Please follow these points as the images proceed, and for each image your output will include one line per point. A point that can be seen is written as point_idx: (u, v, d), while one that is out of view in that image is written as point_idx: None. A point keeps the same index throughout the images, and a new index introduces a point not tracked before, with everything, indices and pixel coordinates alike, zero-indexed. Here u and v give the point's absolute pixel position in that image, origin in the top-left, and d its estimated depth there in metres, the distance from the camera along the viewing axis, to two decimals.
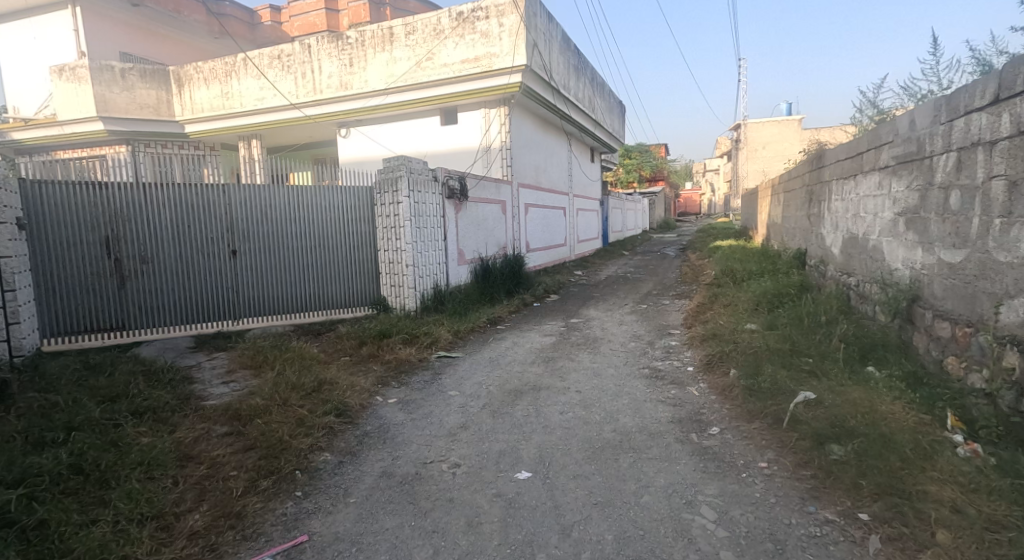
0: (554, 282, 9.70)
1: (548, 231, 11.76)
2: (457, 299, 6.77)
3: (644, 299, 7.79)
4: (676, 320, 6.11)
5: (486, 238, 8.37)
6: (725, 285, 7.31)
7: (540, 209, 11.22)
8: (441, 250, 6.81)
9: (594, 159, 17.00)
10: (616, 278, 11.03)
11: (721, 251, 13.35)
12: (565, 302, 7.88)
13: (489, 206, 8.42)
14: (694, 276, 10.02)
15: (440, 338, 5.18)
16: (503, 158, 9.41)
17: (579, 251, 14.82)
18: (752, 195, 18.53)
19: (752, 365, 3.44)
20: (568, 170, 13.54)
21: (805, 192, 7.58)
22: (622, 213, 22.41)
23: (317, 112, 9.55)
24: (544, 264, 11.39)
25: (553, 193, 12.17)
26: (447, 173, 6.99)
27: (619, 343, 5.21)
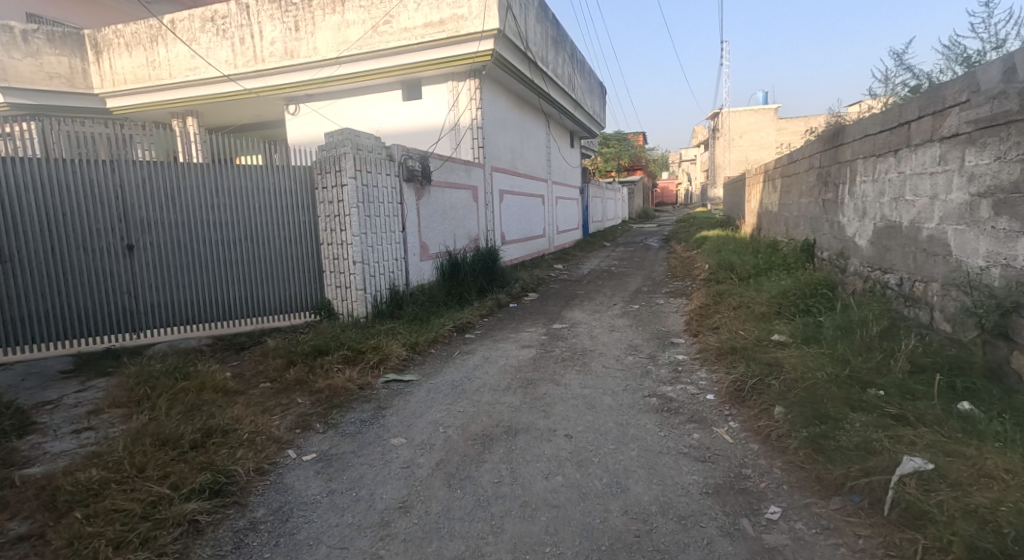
0: (534, 278, 8.72)
1: (526, 221, 10.75)
2: (418, 301, 5.72)
3: (634, 299, 6.85)
4: (675, 325, 5.19)
5: (455, 228, 7.32)
6: (726, 282, 6.43)
7: (516, 197, 10.20)
8: (398, 243, 5.75)
9: (574, 143, 16.00)
10: (600, 273, 10.10)
11: (710, 242, 12.51)
12: (545, 302, 6.89)
13: (457, 192, 7.36)
14: (686, 270, 9.15)
15: (391, 354, 4.14)
16: (474, 138, 8.34)
17: (558, 243, 13.86)
18: (737, 183, 17.78)
19: (809, 403, 2.49)
20: (546, 154, 12.51)
21: (815, 175, 6.71)
22: (602, 203, 21.49)
23: (260, 85, 8.35)
24: (521, 257, 10.40)
25: (531, 180, 11.15)
26: (405, 151, 5.91)
27: (612, 357, 4.26)
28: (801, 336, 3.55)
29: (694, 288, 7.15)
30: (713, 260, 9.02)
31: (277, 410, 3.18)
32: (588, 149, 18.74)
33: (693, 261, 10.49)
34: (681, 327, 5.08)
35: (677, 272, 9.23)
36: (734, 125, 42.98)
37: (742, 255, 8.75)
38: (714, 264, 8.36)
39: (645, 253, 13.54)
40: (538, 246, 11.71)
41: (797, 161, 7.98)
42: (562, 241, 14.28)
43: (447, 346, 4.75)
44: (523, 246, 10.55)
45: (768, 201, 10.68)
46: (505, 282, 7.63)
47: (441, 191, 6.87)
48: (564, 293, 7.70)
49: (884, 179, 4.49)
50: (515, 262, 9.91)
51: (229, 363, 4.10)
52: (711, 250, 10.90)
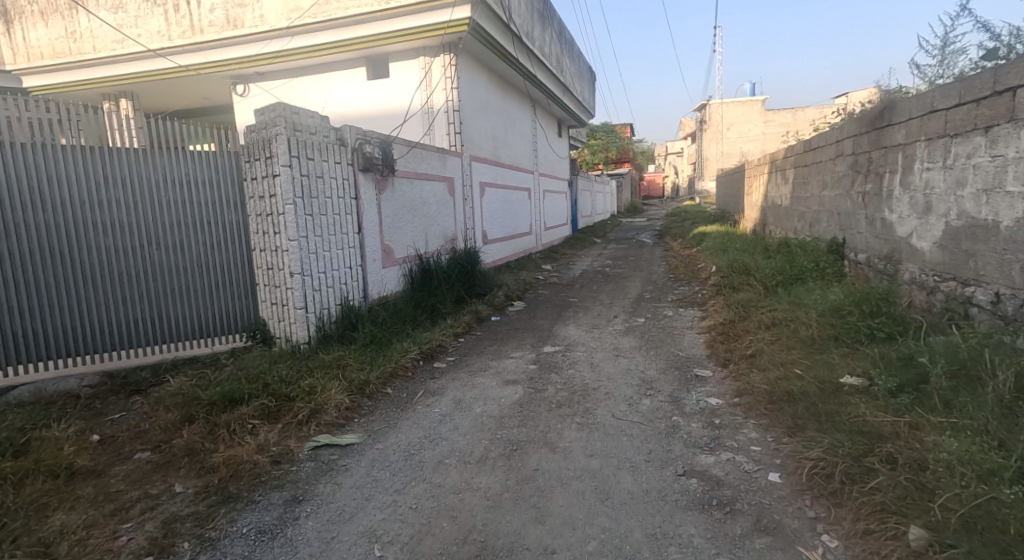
0: (519, 282, 7.71)
1: (510, 218, 9.71)
2: (379, 319, 4.67)
3: (637, 310, 5.89)
4: (694, 349, 4.23)
5: (427, 227, 6.27)
6: (746, 291, 5.49)
7: (500, 191, 9.15)
8: (353, 248, 4.68)
9: (562, 133, 14.98)
10: (593, 275, 9.13)
11: (710, 239, 11.60)
12: (534, 315, 5.90)
13: (430, 185, 6.32)
14: (689, 273, 8.22)
15: (329, 401, 3.11)
16: (450, 123, 7.29)
17: (546, 241, 12.86)
18: (732, 176, 16.92)
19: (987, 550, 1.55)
20: (532, 144, 11.47)
21: (847, 165, 5.78)
22: (591, 196, 20.55)
23: (201, 61, 7.19)
24: (506, 258, 9.37)
25: (516, 171, 10.11)
26: (360, 134, 4.83)
27: (622, 399, 3.28)
28: (885, 383, 2.59)
29: (704, 296, 6.19)
30: (720, 261, 8.10)
31: (139, 508, 2.15)
32: (576, 139, 17.70)
33: (695, 261, 9.56)
34: (701, 353, 4.12)
35: (679, 274, 8.29)
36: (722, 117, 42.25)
37: (752, 256, 7.83)
38: (723, 266, 7.42)
39: (640, 251, 12.61)
40: (524, 244, 10.68)
41: (818, 150, 7.06)
42: (550, 238, 13.27)
43: (408, 382, 3.73)
44: (508, 245, 9.51)
45: (775, 195, 9.78)
46: (485, 288, 6.64)
47: (410, 184, 5.82)
48: (555, 301, 6.74)
49: (962, 166, 3.56)
50: (499, 263, 8.89)
51: (111, 416, 3.05)
52: (714, 249, 9.98)
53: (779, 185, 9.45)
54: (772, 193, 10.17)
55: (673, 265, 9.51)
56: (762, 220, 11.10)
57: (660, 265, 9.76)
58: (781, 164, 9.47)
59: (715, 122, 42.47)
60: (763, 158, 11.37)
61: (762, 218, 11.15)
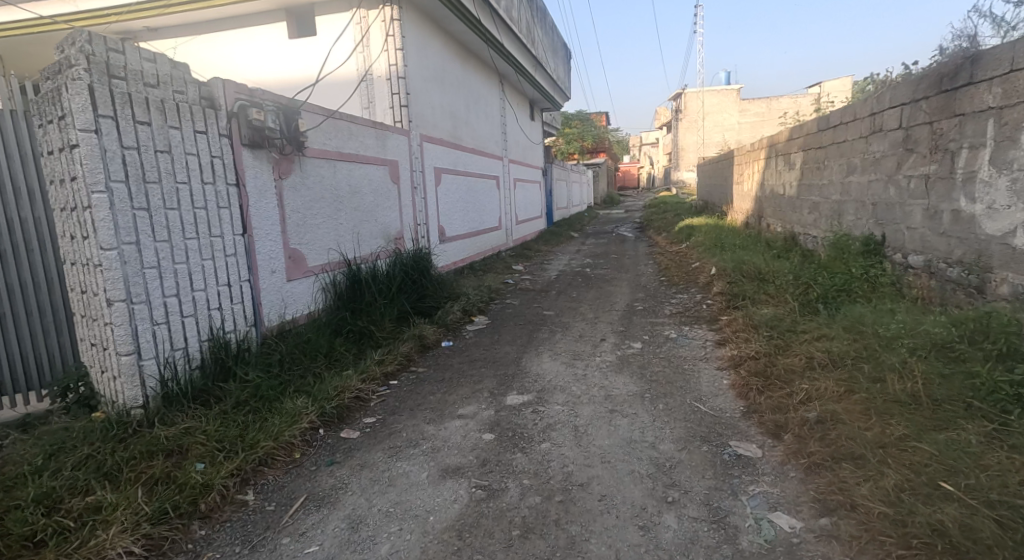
0: (481, 288, 6.38)
1: (474, 211, 8.33)
2: (268, 360, 3.26)
3: (630, 330, 4.64)
4: (719, 400, 2.97)
5: (357, 223, 4.85)
6: (770, 307, 4.28)
7: (460, 177, 7.76)
8: (229, 255, 3.23)
9: (535, 116, 13.63)
10: (571, 277, 7.87)
11: (700, 233, 10.45)
12: (498, 337, 4.60)
13: (361, 169, 4.90)
14: (684, 275, 7.03)
15: (101, 553, 1.80)
16: (393, 94, 5.87)
17: (518, 236, 11.55)
18: (717, 164, 15.86)
19: None
20: (501, 126, 10.09)
21: (891, 143, 4.60)
22: (567, 187, 19.34)
23: (71, 11, 5.64)
24: (468, 258, 8.01)
25: (480, 156, 8.72)
26: (242, 94, 3.40)
27: (630, 515, 1.99)
28: None
29: (711, 310, 4.98)
30: (720, 261, 6.92)
31: None
32: (550, 124, 16.36)
33: (687, 260, 8.37)
34: (733, 409, 2.86)
35: (672, 276, 7.08)
36: (698, 106, 41.45)
37: (759, 254, 6.65)
38: (727, 267, 6.22)
39: (622, 247, 11.44)
40: (491, 241, 9.32)
41: (840, 128, 5.89)
42: (522, 233, 11.98)
43: (289, 474, 2.37)
44: (471, 244, 8.15)
45: (776, 184, 8.65)
46: (434, 298, 5.27)
47: (331, 167, 4.40)
48: (526, 314, 5.46)
49: None
50: (459, 265, 7.54)
51: None
52: (707, 244, 8.82)
53: (781, 173, 8.32)
54: (771, 182, 9.05)
55: (663, 265, 8.31)
56: (758, 212, 10.01)
57: (648, 264, 8.56)
58: (783, 148, 8.33)
59: (691, 111, 41.66)
60: (758, 143, 10.25)
61: (758, 210, 10.06)
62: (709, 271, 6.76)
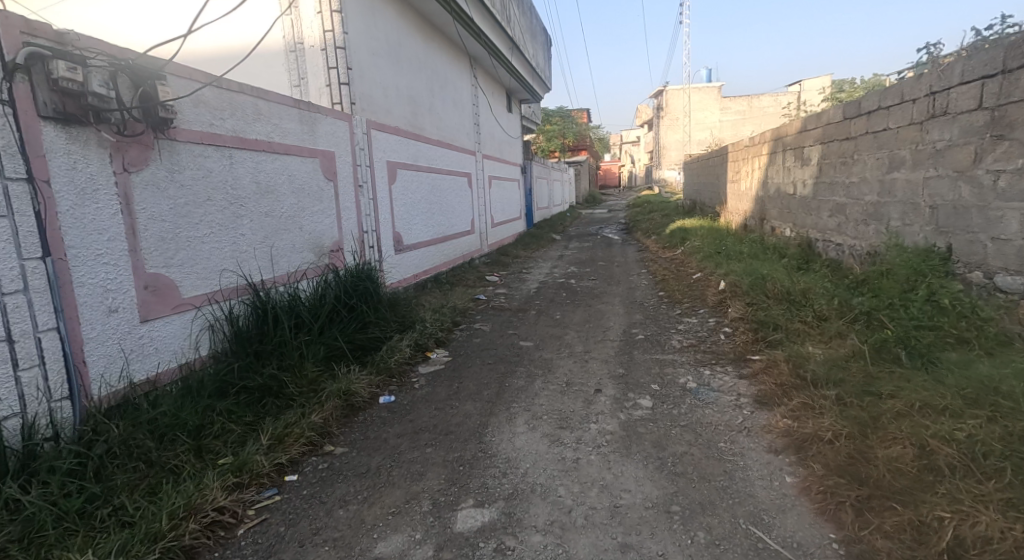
0: (444, 308, 5.22)
1: (440, 213, 7.17)
2: (76, 462, 2.08)
3: (631, 373, 3.57)
4: (789, 524, 1.89)
5: (270, 232, 3.65)
6: (817, 348, 3.24)
7: (422, 174, 6.58)
8: (9, 294, 2.05)
9: (513, 108, 12.51)
10: (552, 290, 6.79)
11: (697, 236, 9.46)
12: (459, 386, 3.47)
13: (275, 160, 3.69)
14: (686, 290, 6.02)
15: None
16: (330, 68, 4.73)
17: (494, 241, 10.44)
18: (707, 163, 14.95)
19: None
20: (473, 116, 8.95)
21: (966, 130, 3.59)
22: (548, 186, 18.29)
23: None
24: (432, 269, 6.85)
25: (447, 150, 7.56)
26: (41, 38, 2.20)
27: None
28: None
29: (731, 342, 3.95)
30: (729, 273, 5.91)
31: None
32: (529, 119, 15.25)
33: (686, 269, 7.36)
34: (818, 548, 1.77)
35: (673, 291, 6.05)
36: (681, 104, 40.83)
37: (775, 266, 5.65)
38: (740, 282, 5.20)
39: (610, 252, 10.40)
40: (461, 247, 8.17)
41: (876, 115, 4.89)
42: (499, 237, 10.86)
43: None
44: (436, 252, 7.00)
45: (785, 182, 7.68)
46: (376, 329, 4.08)
47: (228, 157, 3.20)
48: (499, 347, 4.35)
49: None
50: (420, 279, 6.38)
51: None
52: (707, 250, 7.83)
53: (792, 170, 7.35)
54: (777, 180, 8.09)
55: (658, 274, 7.28)
56: (760, 213, 9.06)
57: (641, 274, 7.52)
58: (793, 142, 7.37)
59: (674, 109, 41.02)
60: (760, 137, 9.29)
61: (760, 211, 9.12)
62: (716, 286, 5.75)
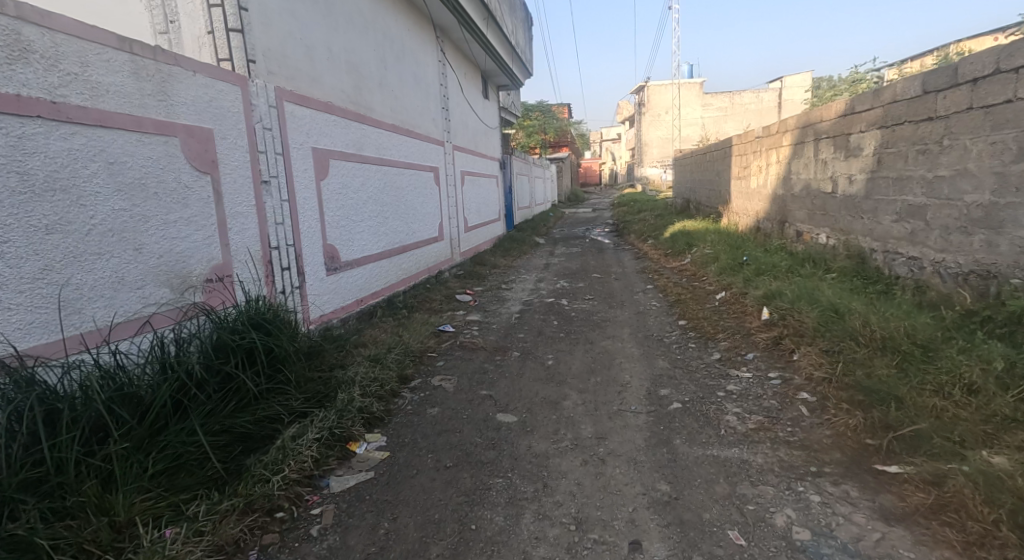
0: (392, 356, 3.71)
1: (393, 218, 5.66)
2: None
3: (685, 493, 2.17)
4: None
5: (60, 259, 2.15)
6: (1013, 465, 1.87)
7: (367, 168, 5.06)
8: None
9: (490, 94, 10.99)
10: (540, 316, 5.35)
11: (706, 242, 8.11)
12: (392, 532, 2.02)
13: (73, 135, 2.18)
14: (714, 318, 4.63)
15: None
16: (211, 5, 3.14)
17: (469, 247, 8.97)
18: (703, 158, 13.68)
19: None
20: (441, 98, 7.44)
21: None
22: (530, 183, 16.84)
23: None
24: (384, 290, 5.34)
25: (405, 137, 6.05)
26: None
27: None
28: None
29: (824, 425, 2.55)
30: (771, 298, 4.54)
31: None
32: (509, 108, 13.74)
33: (704, 285, 5.99)
34: None
35: (697, 320, 4.65)
36: (663, 100, 39.75)
37: (835, 289, 4.28)
38: (798, 315, 3.81)
39: (604, 259, 9.03)
40: (426, 258, 6.68)
41: (990, 83, 3.54)
42: (475, 242, 9.40)
43: None
44: (389, 267, 5.50)
45: (819, 178, 6.35)
46: (263, 406, 2.60)
47: None
48: (466, 428, 2.88)
49: None
50: (364, 305, 4.87)
51: None
52: (725, 262, 6.47)
53: (829, 163, 6.02)
54: (806, 177, 6.76)
55: (670, 293, 5.88)
56: (781, 215, 7.74)
57: (648, 292, 6.12)
58: (831, 130, 6.05)
59: (657, 105, 39.99)
60: (777, 126, 7.98)
61: (781, 213, 7.78)
62: (756, 316, 4.37)
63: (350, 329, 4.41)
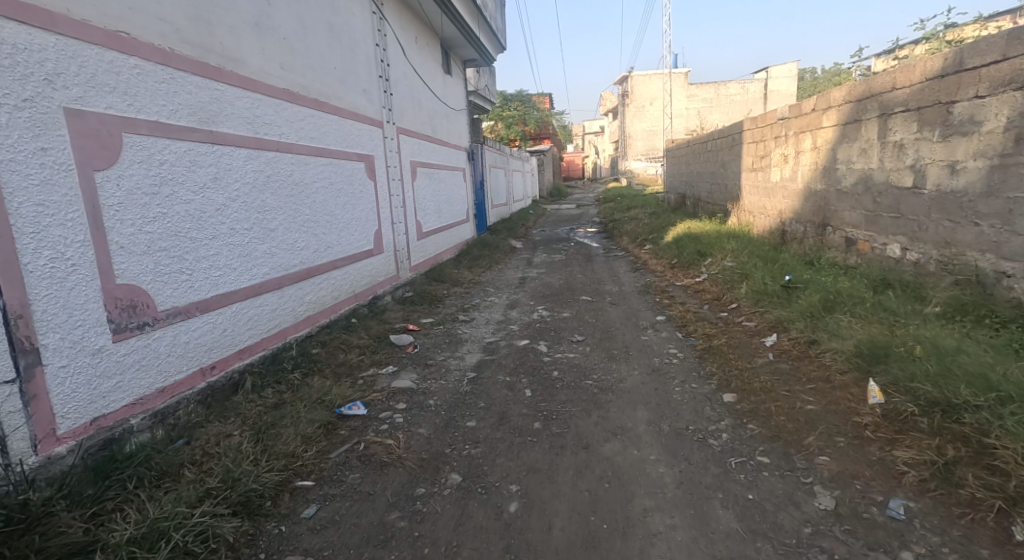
0: (199, 517, 1.96)
1: (285, 230, 3.83)
2: None
3: None
4: None
5: None
6: None
7: (226, 153, 3.20)
8: None
9: (452, 69, 9.12)
10: (506, 378, 3.58)
11: (724, 254, 6.40)
12: None
13: None
14: (778, 390, 2.91)
15: None
16: None
17: (425, 259, 7.16)
18: (702, 149, 12.00)
19: None
20: (374, 63, 5.59)
21: None
22: (507, 178, 14.99)
23: None
24: (264, 341, 3.51)
25: (309, 112, 4.21)
26: None
27: None
28: None
29: None
30: (874, 361, 2.82)
31: None
32: (479, 90, 11.85)
33: (738, 322, 4.28)
34: None
35: (752, 394, 2.93)
36: (648, 90, 38.09)
37: (987, 352, 2.59)
38: (973, 423, 2.10)
39: (594, 273, 7.27)
40: (350, 282, 4.86)
41: None
42: (434, 251, 7.59)
43: None
44: (274, 305, 3.66)
45: (888, 168, 4.66)
46: None
47: None
48: None
49: None
50: (218, 375, 3.04)
51: None
52: (762, 286, 4.77)
53: (908, 147, 4.34)
54: (864, 167, 5.06)
55: (692, 333, 4.16)
56: (821, 217, 6.05)
57: (660, 330, 4.39)
58: (909, 100, 4.34)
59: (641, 96, 38.35)
60: (811, 103, 6.27)
61: (820, 214, 6.09)
62: (858, 397, 2.66)
63: (162, 437, 2.54)
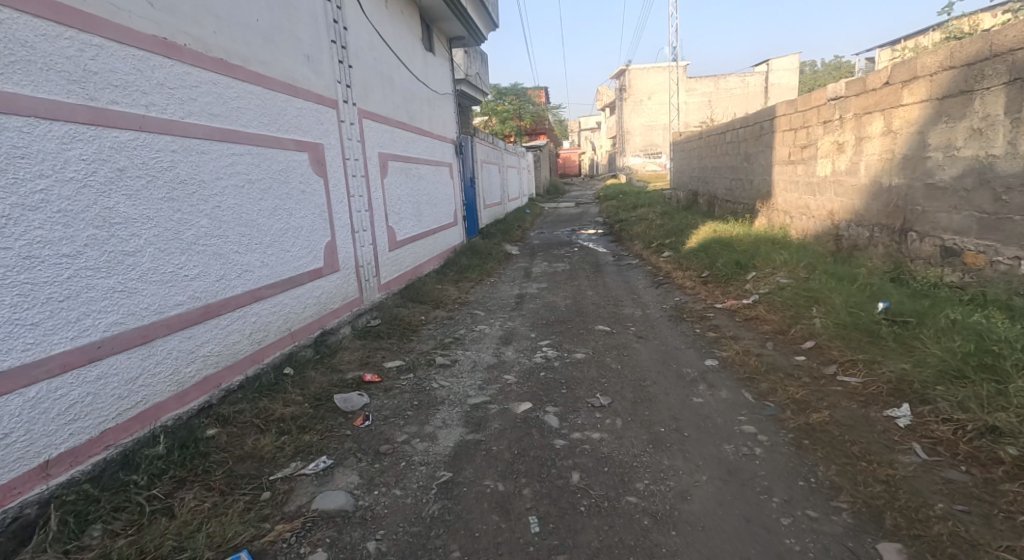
0: None
1: (159, 251, 2.49)
2: None
3: None
4: None
5: None
6: None
7: (14, 129, 1.92)
8: None
9: (436, 45, 7.79)
10: (499, 484, 2.30)
11: (773, 266, 5.12)
12: None
13: None
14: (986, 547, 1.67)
15: None
16: None
17: (400, 273, 5.84)
18: (717, 141, 10.76)
19: None
20: (321, 22, 4.28)
21: None
22: (500, 175, 13.63)
23: None
24: (108, 433, 2.19)
25: (208, 75, 2.88)
26: None
27: None
28: None
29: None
30: None
31: None
32: (469, 75, 10.51)
33: (832, 376, 2.98)
34: None
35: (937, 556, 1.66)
36: (646, 83, 36.80)
37: None
38: None
39: (608, 288, 5.99)
40: (281, 316, 3.53)
41: None
42: (411, 264, 6.27)
43: None
44: (133, 370, 2.33)
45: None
46: None
47: None
48: None
49: None
50: None
51: None
52: (852, 319, 3.49)
53: None
54: (977, 154, 3.79)
55: (770, 396, 2.87)
56: (899, 219, 4.78)
57: (717, 388, 3.10)
58: None
59: (638, 91, 37.09)
60: (881, 75, 5.01)
61: (899, 216, 4.81)
62: None
63: None
